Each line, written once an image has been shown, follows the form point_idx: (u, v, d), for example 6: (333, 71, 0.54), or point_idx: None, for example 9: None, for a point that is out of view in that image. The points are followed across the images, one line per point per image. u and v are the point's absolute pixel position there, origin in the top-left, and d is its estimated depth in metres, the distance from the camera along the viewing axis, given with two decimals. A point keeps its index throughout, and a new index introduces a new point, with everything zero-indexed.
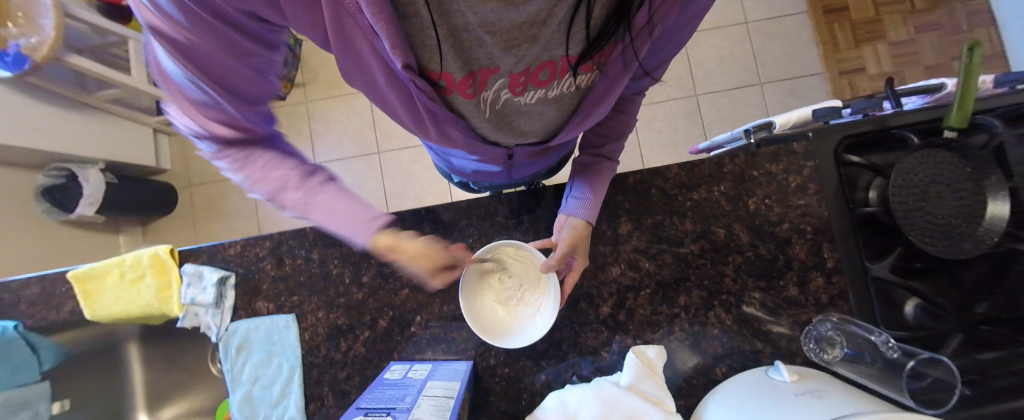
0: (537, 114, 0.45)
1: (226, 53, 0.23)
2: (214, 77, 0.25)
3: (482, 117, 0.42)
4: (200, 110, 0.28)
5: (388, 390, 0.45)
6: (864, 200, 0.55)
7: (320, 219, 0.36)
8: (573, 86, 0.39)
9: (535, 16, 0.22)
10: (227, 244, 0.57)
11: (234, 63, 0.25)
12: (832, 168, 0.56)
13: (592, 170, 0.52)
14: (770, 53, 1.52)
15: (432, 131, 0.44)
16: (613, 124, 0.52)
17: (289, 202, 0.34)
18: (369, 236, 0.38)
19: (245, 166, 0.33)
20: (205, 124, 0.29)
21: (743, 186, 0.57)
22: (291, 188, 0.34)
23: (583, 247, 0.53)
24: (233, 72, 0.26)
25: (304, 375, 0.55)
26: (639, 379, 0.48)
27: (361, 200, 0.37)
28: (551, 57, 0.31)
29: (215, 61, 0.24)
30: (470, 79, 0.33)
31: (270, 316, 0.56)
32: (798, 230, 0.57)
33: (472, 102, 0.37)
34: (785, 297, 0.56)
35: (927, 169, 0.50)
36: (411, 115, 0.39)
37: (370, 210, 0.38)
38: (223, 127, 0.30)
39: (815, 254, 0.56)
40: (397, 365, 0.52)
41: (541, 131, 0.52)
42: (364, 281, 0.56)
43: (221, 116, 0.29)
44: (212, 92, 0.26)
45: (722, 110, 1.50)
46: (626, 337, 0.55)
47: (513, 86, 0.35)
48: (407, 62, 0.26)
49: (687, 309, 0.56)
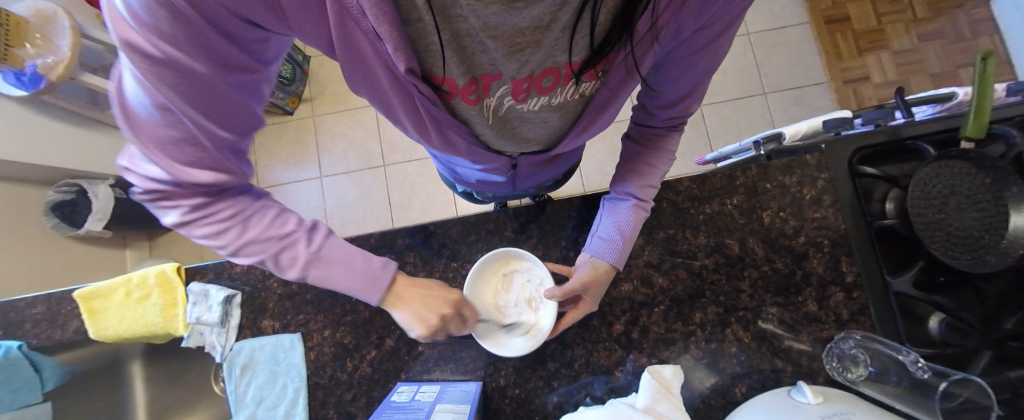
0: (541, 121, 0.45)
1: (218, 71, 0.22)
2: (201, 106, 0.24)
3: (485, 123, 0.42)
4: (176, 151, 0.27)
5: (396, 414, 0.44)
6: (880, 211, 0.54)
7: (323, 273, 0.40)
8: (576, 94, 0.39)
9: (538, 20, 0.22)
10: (234, 262, 0.57)
11: (223, 83, 0.23)
12: (846, 179, 0.55)
13: (620, 209, 0.50)
14: (773, 63, 1.53)
15: (434, 137, 0.43)
16: (642, 157, 0.52)
17: (292, 259, 0.39)
18: (372, 291, 0.43)
19: (243, 228, 0.36)
20: (185, 172, 0.29)
21: (756, 199, 0.56)
22: (297, 246, 0.38)
23: (601, 290, 0.50)
24: (218, 99, 0.24)
25: (309, 397, 0.53)
26: (656, 401, 0.46)
27: (359, 251, 0.42)
28: (554, 63, 0.31)
29: (204, 82, 0.22)
30: (473, 85, 0.33)
31: (275, 335, 0.55)
32: (815, 244, 0.55)
33: (475, 108, 0.37)
34: (804, 312, 0.54)
35: (944, 181, 0.49)
36: (413, 120, 0.39)
37: (371, 261, 0.43)
38: (205, 176, 0.30)
39: (832, 268, 0.55)
40: (404, 387, 0.50)
41: (545, 138, 0.51)
42: (371, 299, 0.55)
43: (197, 158, 0.28)
44: (199, 127, 0.25)
45: (727, 120, 1.49)
46: (640, 356, 0.54)
47: (516, 92, 0.35)
48: (409, 66, 0.26)
49: (703, 326, 0.54)
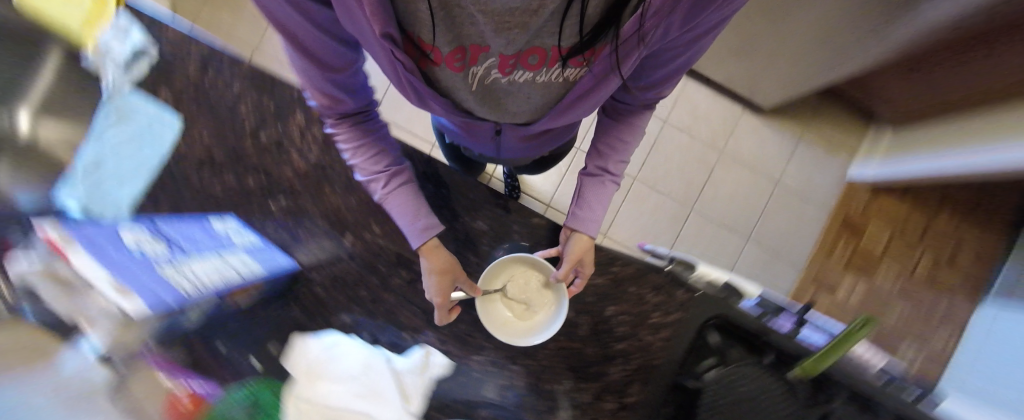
0: (524, 96, 0.46)
1: (305, 19, 0.32)
2: (302, 45, 0.37)
3: (468, 91, 0.43)
4: (316, 87, 0.45)
5: (199, 235, 0.48)
6: (697, 374, 0.54)
7: (391, 208, 0.53)
8: (559, 77, 0.41)
9: (526, 4, 0.23)
10: (169, 27, 0.59)
11: (318, 35, 0.35)
12: (692, 330, 0.58)
13: (592, 186, 0.61)
14: (774, 220, 1.54)
15: (414, 99, 0.46)
16: (622, 138, 0.60)
17: (375, 188, 0.53)
18: (420, 240, 0.52)
19: (354, 152, 0.52)
20: (312, 93, 0.46)
21: (617, 290, 0.60)
22: (379, 181, 0.52)
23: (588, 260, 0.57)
24: (319, 46, 0.37)
25: (157, 174, 0.56)
26: (410, 372, 0.53)
27: (422, 209, 0.53)
28: (541, 43, 0.33)
29: (302, 30, 0.34)
30: (459, 53, 0.34)
31: (161, 107, 0.57)
32: (626, 355, 0.58)
33: (460, 75, 0.39)
34: (575, 397, 0.57)
35: (752, 389, 0.48)
36: (396, 80, 0.42)
37: (427, 221, 0.53)
38: (323, 99, 0.47)
39: (623, 382, 0.57)
40: (231, 222, 0.54)
41: (530, 114, 0.53)
42: (261, 138, 0.57)
43: (325, 91, 0.45)
44: (308, 62, 0.39)
45: (701, 236, 1.51)
46: (434, 336, 0.58)
47: (502, 66, 0.37)
48: (385, 28, 0.28)
49: (497, 349, 0.59)
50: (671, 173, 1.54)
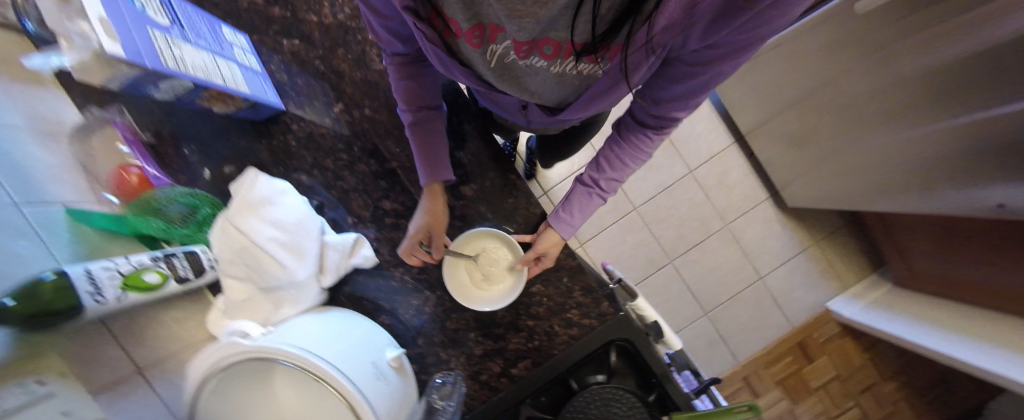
0: (543, 82, 0.46)
1: None
2: None
3: (487, 68, 0.43)
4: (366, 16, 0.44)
5: (207, 32, 0.51)
6: (585, 379, 0.59)
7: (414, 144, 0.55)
8: (574, 68, 0.42)
9: None
10: None
11: None
12: (598, 343, 0.58)
13: (582, 199, 0.62)
14: (744, 310, 1.53)
15: (451, 71, 0.46)
16: (628, 162, 0.59)
17: (406, 122, 0.54)
18: (428, 182, 0.55)
19: (398, 82, 0.52)
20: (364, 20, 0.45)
21: (551, 275, 0.60)
22: (410, 118, 0.53)
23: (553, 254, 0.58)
24: None
25: None
26: (335, 250, 0.55)
27: (441, 159, 0.54)
28: (555, 34, 0.33)
29: None
30: (478, 30, 0.35)
31: None
32: (530, 335, 0.60)
33: (479, 52, 0.39)
34: (469, 346, 0.60)
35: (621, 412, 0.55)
36: (434, 55, 0.43)
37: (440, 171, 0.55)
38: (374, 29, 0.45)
39: (516, 356, 0.60)
40: (241, 40, 0.57)
41: (551, 99, 0.52)
42: None
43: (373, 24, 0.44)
44: None
45: (670, 289, 1.52)
46: (369, 230, 0.59)
47: (517, 51, 0.37)
48: None
49: (421, 271, 0.61)
50: (674, 220, 1.54)
